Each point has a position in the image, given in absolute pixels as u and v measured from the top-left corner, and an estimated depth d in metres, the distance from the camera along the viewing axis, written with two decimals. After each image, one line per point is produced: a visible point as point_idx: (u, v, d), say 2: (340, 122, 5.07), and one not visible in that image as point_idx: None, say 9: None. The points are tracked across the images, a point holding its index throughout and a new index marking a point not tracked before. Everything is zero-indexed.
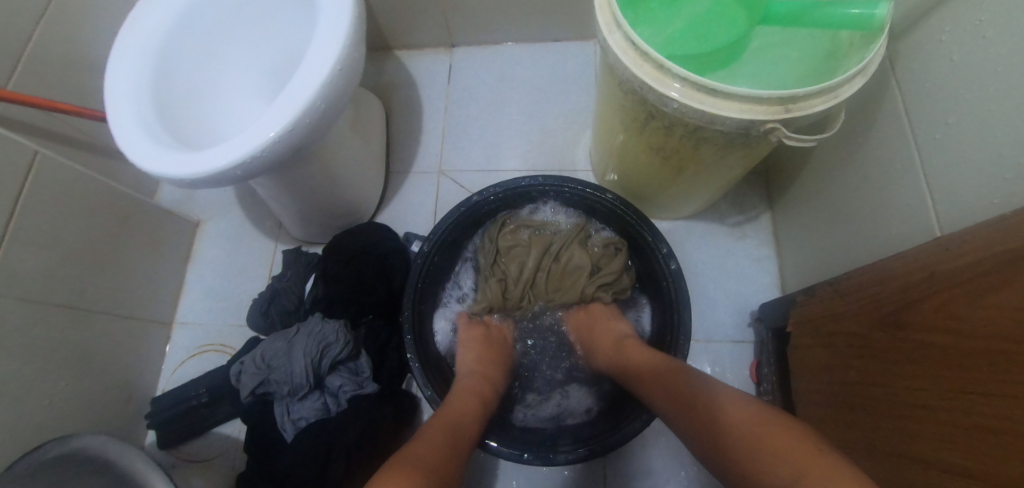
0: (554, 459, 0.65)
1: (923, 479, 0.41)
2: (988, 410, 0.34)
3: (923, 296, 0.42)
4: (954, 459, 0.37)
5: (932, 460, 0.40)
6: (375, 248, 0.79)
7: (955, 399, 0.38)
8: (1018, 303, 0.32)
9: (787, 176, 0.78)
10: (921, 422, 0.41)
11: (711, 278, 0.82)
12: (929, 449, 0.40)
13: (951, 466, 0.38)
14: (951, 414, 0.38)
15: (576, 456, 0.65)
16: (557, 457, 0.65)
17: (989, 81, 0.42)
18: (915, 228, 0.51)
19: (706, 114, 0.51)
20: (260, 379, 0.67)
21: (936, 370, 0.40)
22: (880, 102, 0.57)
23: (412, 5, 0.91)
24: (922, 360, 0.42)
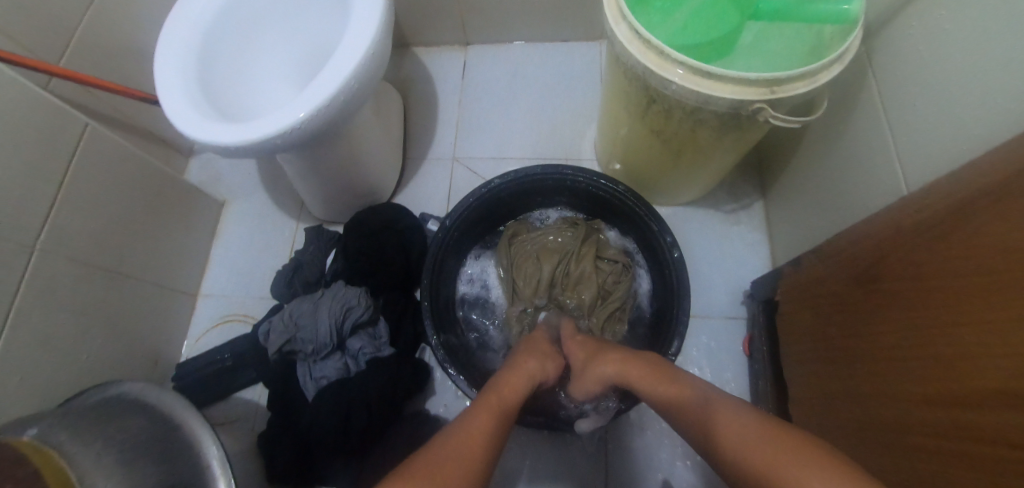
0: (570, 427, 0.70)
1: (900, 411, 0.45)
2: (964, 340, 0.39)
3: (896, 250, 0.48)
4: (923, 390, 0.43)
5: (909, 392, 0.45)
6: (394, 225, 0.84)
7: (927, 335, 0.43)
8: (982, 240, 0.37)
9: (778, 165, 0.84)
10: (897, 361, 0.46)
11: (707, 260, 0.88)
12: (899, 384, 0.46)
13: (926, 394, 0.42)
14: (925, 347, 0.43)
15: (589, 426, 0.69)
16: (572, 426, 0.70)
17: (948, 65, 0.48)
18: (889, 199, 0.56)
19: (701, 95, 0.57)
20: (287, 337, 0.72)
21: (912, 314, 0.45)
22: (859, 91, 0.63)
23: (431, 5, 0.98)
24: (898, 306, 0.47)
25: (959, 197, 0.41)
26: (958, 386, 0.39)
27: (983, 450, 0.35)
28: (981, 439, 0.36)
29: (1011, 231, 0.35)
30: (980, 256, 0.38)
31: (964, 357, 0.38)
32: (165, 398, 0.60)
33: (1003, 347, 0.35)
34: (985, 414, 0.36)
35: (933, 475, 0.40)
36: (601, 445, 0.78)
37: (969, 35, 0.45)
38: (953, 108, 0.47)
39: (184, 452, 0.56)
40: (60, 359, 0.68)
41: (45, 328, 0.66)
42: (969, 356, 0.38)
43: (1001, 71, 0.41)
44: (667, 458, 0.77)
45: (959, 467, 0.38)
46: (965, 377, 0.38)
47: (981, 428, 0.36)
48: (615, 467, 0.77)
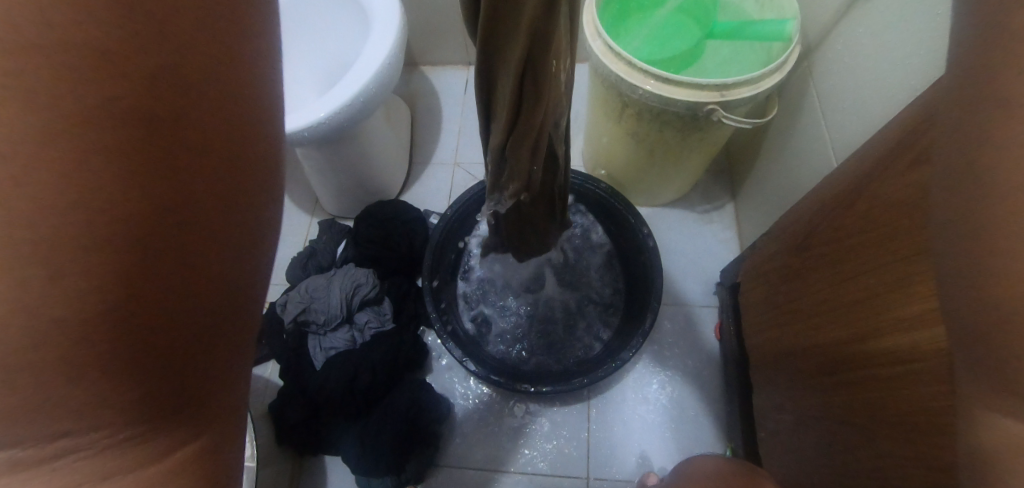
0: (571, 383, 0.76)
1: (833, 355, 0.53)
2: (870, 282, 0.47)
3: (823, 219, 0.57)
4: (847, 333, 0.51)
5: (837, 338, 0.53)
6: (401, 216, 0.94)
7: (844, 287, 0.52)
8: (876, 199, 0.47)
9: (744, 169, 0.95)
10: (828, 312, 0.55)
11: (683, 254, 0.97)
12: (832, 332, 0.54)
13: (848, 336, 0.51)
14: (843, 298, 0.52)
15: (590, 379, 0.75)
16: (574, 382, 0.76)
17: (859, 73, 0.59)
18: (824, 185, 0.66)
19: (663, 98, 0.68)
20: (302, 307, 0.80)
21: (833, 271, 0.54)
22: (802, 98, 0.74)
23: (438, 28, 1.11)
24: (825, 266, 0.56)
25: (862, 169, 0.50)
26: (872, 322, 0.47)
27: (899, 367, 0.43)
28: (892, 360, 0.44)
29: (892, 188, 0.44)
30: (876, 213, 0.46)
31: (872, 298, 0.47)
32: None
33: (897, 282, 0.43)
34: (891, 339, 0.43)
35: (866, 394, 0.48)
36: (584, 419, 0.85)
37: (873, 46, 0.56)
38: (866, 104, 0.57)
39: None
40: None
41: None
42: (875, 295, 0.46)
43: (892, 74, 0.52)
44: (642, 431, 0.84)
45: (886, 389, 0.45)
46: (875, 314, 0.46)
47: (893, 352, 0.43)
48: (595, 438, 0.84)
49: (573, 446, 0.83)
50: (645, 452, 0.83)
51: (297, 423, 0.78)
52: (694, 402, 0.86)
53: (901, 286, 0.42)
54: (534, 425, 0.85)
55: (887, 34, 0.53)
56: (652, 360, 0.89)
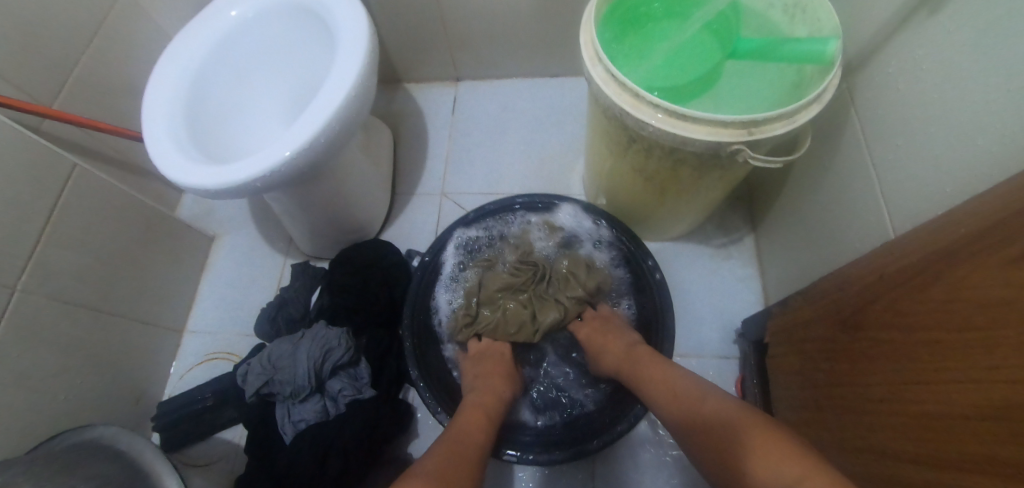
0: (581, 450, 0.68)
1: (887, 472, 0.43)
2: (950, 400, 0.37)
3: (878, 295, 0.47)
4: (914, 451, 0.40)
5: (895, 453, 0.43)
6: (380, 261, 0.84)
7: (906, 391, 0.42)
8: (975, 294, 0.35)
9: (767, 200, 0.84)
10: (883, 416, 0.44)
11: (697, 297, 0.86)
12: (891, 440, 0.43)
13: (913, 456, 0.40)
14: (906, 405, 0.42)
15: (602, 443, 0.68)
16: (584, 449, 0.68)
17: (926, 107, 0.47)
18: (874, 239, 0.55)
19: (678, 137, 0.57)
20: (265, 379, 0.71)
21: (891, 366, 0.44)
22: (842, 127, 0.62)
23: (422, 42, 1.00)
24: (881, 356, 0.45)
25: (941, 243, 0.40)
26: (952, 448, 0.36)
27: None
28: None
29: (994, 281, 0.34)
30: (966, 308, 0.36)
31: (956, 417, 0.36)
32: (136, 443, 0.59)
33: (993, 415, 0.33)
34: (987, 483, 0.33)
35: None
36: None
37: (946, 76, 0.45)
38: (932, 148, 0.46)
39: None
40: (39, 399, 0.67)
41: (23, 368, 0.66)
42: (957, 418, 0.36)
43: (977, 118, 0.41)
44: None
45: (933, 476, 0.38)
46: (961, 440, 0.35)
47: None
48: None
49: None
50: None
51: None
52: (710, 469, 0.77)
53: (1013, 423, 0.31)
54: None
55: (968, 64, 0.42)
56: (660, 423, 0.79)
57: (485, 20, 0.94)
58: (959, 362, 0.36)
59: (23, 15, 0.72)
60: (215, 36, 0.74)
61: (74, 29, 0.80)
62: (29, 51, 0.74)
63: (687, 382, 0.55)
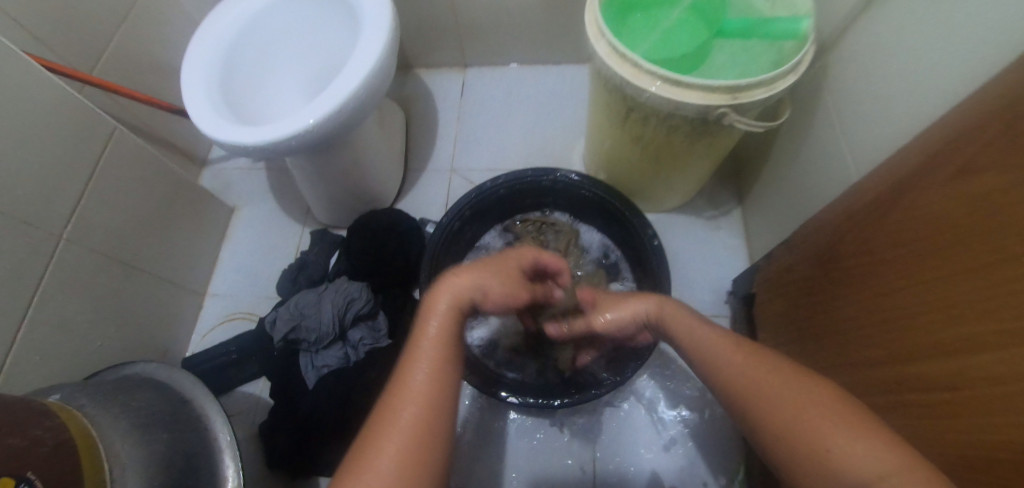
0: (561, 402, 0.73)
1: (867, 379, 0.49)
2: (914, 299, 0.43)
3: (851, 229, 0.53)
4: (886, 354, 0.46)
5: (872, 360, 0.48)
6: (397, 226, 0.90)
7: (880, 303, 0.48)
8: (923, 208, 0.43)
9: (753, 174, 0.91)
10: (861, 331, 0.50)
11: (690, 263, 0.93)
12: (860, 351, 0.50)
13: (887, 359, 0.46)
14: (880, 315, 0.48)
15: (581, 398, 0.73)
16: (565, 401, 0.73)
17: (885, 73, 0.55)
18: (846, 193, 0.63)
19: (672, 102, 0.64)
20: (292, 325, 0.77)
21: (864, 286, 0.50)
22: (817, 100, 0.71)
23: (433, 30, 1.07)
24: (855, 280, 0.52)
25: (894, 178, 0.47)
26: (906, 342, 0.44)
27: (937, 394, 0.40)
28: (930, 385, 0.41)
29: (938, 198, 0.41)
30: (923, 220, 0.43)
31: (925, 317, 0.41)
32: (176, 376, 0.65)
33: (952, 299, 0.39)
34: (936, 360, 0.40)
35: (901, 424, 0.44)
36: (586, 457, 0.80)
37: (903, 44, 0.53)
38: (892, 106, 0.54)
39: (190, 423, 0.60)
40: (78, 343, 0.72)
41: (65, 313, 0.70)
42: (922, 314, 0.42)
43: (924, 76, 0.49)
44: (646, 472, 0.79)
45: (924, 418, 0.41)
46: (916, 333, 0.43)
47: (943, 376, 0.39)
48: (603, 459, 0.80)
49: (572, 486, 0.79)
50: (655, 473, 0.79)
51: (286, 447, 0.75)
52: (704, 437, 0.80)
53: (955, 306, 0.38)
54: (529, 467, 0.80)
55: (920, 31, 0.50)
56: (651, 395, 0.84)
57: (493, 9, 1.01)
58: (920, 265, 0.43)
59: None
60: (247, 14, 0.80)
61: (111, 6, 0.86)
62: (72, 24, 0.79)
63: None
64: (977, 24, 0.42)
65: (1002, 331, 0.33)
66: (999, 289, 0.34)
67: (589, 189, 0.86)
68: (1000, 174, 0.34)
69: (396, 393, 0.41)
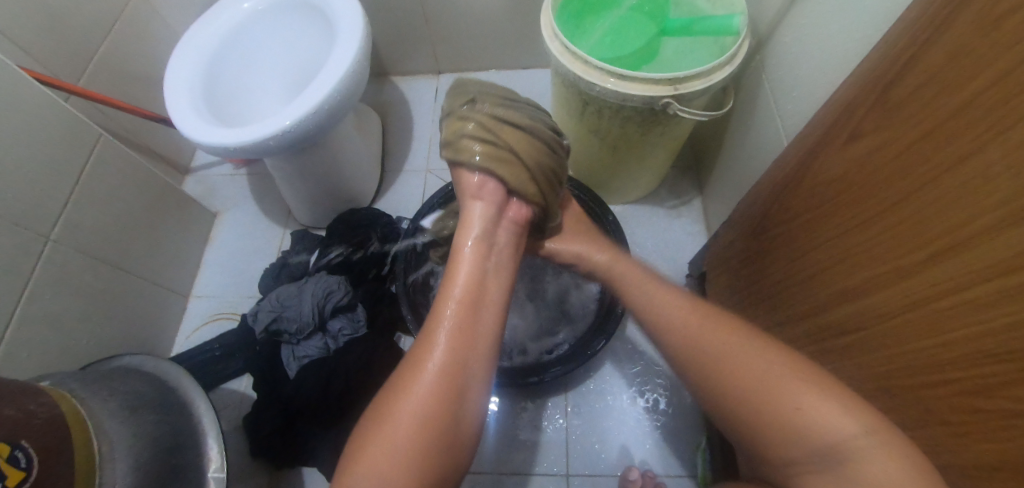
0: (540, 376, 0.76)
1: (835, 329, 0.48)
2: (888, 221, 0.40)
3: (786, 191, 0.57)
4: (866, 286, 0.43)
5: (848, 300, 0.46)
6: (373, 223, 0.94)
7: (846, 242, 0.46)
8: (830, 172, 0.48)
9: (710, 164, 0.98)
10: (815, 282, 0.51)
11: (654, 251, 0.99)
12: (806, 305, 0.53)
13: (868, 297, 0.43)
14: (843, 258, 0.46)
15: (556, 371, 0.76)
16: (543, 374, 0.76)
17: (807, 63, 0.62)
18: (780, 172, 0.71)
19: (620, 94, 0.70)
20: (274, 316, 0.80)
21: (815, 238, 0.51)
22: (758, 91, 0.78)
23: (407, 38, 1.13)
24: (796, 236, 0.54)
25: (803, 151, 0.53)
26: (824, 294, 0.49)
27: (854, 334, 0.45)
28: (845, 328, 0.46)
29: (836, 163, 0.47)
30: (865, 153, 0.43)
31: (911, 229, 0.38)
32: (162, 365, 0.69)
33: (934, 206, 0.35)
34: (849, 304, 0.46)
35: (912, 354, 0.38)
36: (562, 437, 0.84)
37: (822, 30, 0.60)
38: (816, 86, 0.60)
39: (178, 406, 0.64)
40: (66, 339, 0.75)
41: (53, 311, 0.74)
42: (908, 229, 0.38)
43: (837, 63, 0.56)
44: (619, 449, 0.83)
45: (954, 328, 0.34)
46: (830, 283, 0.48)
47: (922, 289, 0.37)
48: (577, 436, 0.84)
49: (550, 466, 0.82)
50: (627, 447, 0.83)
51: (270, 434, 0.78)
52: (672, 411, 0.85)
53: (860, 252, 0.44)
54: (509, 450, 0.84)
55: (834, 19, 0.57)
56: (621, 377, 0.88)
57: (462, 17, 1.07)
58: (881, 187, 0.41)
59: (57, 9, 0.83)
60: (228, 24, 0.85)
61: (96, 21, 0.90)
62: (58, 36, 0.83)
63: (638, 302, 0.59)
64: (868, 12, 0.49)
65: (903, 264, 0.39)
66: (892, 229, 0.40)
67: None
68: (881, 133, 0.41)
69: (417, 364, 0.45)
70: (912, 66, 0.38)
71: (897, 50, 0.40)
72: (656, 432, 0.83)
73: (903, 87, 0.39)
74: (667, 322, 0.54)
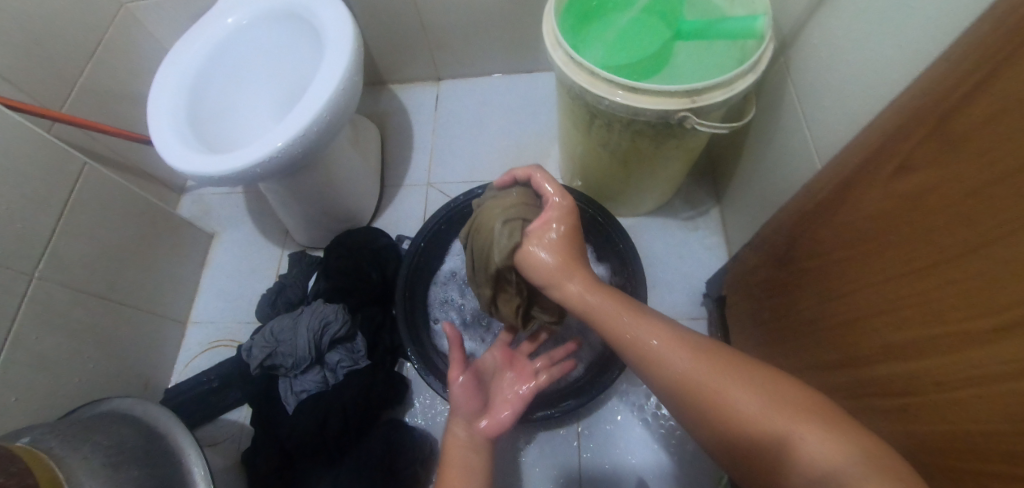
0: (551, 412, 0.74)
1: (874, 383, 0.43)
2: (943, 277, 0.35)
3: (818, 221, 0.51)
4: (913, 347, 0.38)
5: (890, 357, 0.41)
6: (371, 244, 0.90)
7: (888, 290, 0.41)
8: (871, 207, 0.43)
9: (728, 173, 0.92)
10: (851, 330, 0.46)
11: (669, 265, 0.93)
12: (841, 351, 0.48)
13: (916, 360, 0.38)
14: (885, 309, 0.41)
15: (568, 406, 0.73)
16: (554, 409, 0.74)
17: (842, 70, 0.57)
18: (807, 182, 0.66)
19: (631, 108, 0.64)
20: (268, 352, 0.77)
21: (851, 281, 0.45)
22: (784, 97, 0.72)
23: (404, 45, 1.07)
24: (827, 274, 0.49)
25: (841, 177, 0.48)
26: (866, 345, 0.44)
27: (904, 398, 0.40)
28: (890, 389, 0.41)
29: (881, 198, 0.42)
30: (915, 193, 0.38)
31: (969, 292, 0.33)
32: (151, 409, 0.65)
33: (999, 272, 0.30)
34: (898, 365, 0.40)
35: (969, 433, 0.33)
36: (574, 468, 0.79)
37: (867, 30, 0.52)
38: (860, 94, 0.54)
39: (167, 457, 0.61)
40: (56, 379, 0.73)
41: (41, 351, 0.71)
42: (966, 291, 0.33)
43: (880, 72, 0.50)
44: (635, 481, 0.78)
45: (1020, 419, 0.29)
46: (873, 336, 0.43)
47: (983, 364, 0.32)
48: (590, 468, 0.79)
49: None
50: (643, 480, 0.78)
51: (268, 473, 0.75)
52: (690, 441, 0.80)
53: (913, 308, 0.38)
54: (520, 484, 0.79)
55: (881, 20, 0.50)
56: (634, 402, 0.83)
57: (460, 22, 1.01)
58: (934, 236, 0.36)
59: (34, 31, 0.79)
60: (214, 42, 0.81)
61: (78, 40, 0.86)
62: (39, 60, 0.80)
63: None
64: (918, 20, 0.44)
65: (963, 330, 0.34)
66: (955, 287, 0.34)
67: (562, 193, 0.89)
68: (938, 170, 0.35)
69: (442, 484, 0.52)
70: (979, 94, 0.32)
71: (961, 71, 0.34)
72: (674, 464, 0.78)
73: (968, 116, 0.33)
74: (650, 358, 0.49)
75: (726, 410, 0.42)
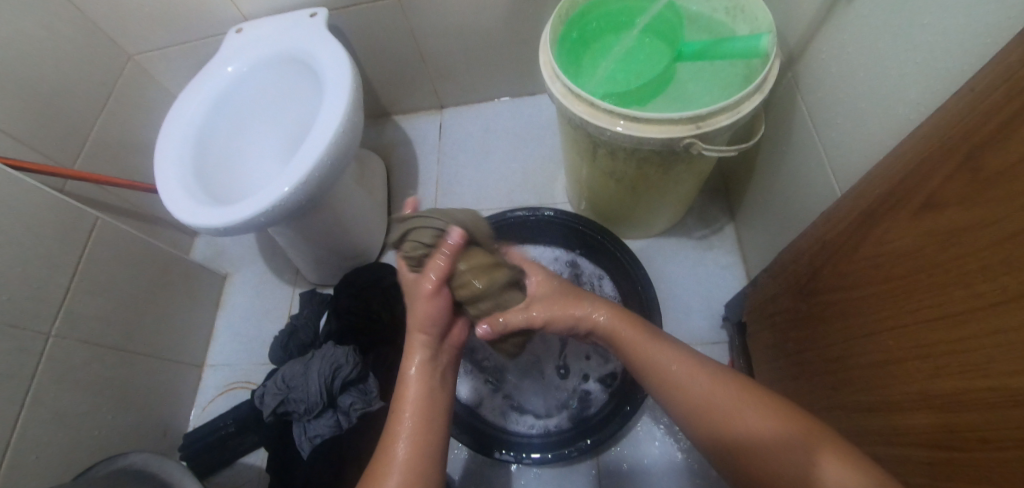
0: (571, 452, 0.73)
1: (906, 430, 0.41)
2: (977, 325, 0.32)
3: (839, 253, 0.49)
4: (949, 395, 0.35)
5: (924, 403, 0.38)
6: (381, 282, 0.90)
7: (917, 333, 0.38)
8: (895, 241, 0.40)
9: (742, 189, 0.89)
10: (883, 371, 0.43)
11: (685, 287, 0.91)
12: (872, 391, 0.45)
13: (955, 411, 0.35)
14: (916, 352, 0.39)
15: (587, 446, 0.73)
16: (573, 450, 0.73)
17: (860, 88, 0.55)
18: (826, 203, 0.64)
19: (635, 138, 0.62)
20: (280, 399, 0.77)
21: (879, 320, 0.43)
22: (795, 115, 0.70)
23: (405, 77, 1.08)
24: (853, 310, 0.47)
25: (865, 206, 0.45)
26: (898, 389, 0.41)
27: (943, 450, 0.37)
28: (928, 438, 0.38)
29: (906, 235, 0.39)
30: (942, 233, 0.35)
31: (1001, 341, 0.30)
32: (168, 466, 0.65)
33: None
34: (936, 416, 0.37)
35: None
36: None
37: (897, 45, 0.49)
38: (893, 112, 0.51)
39: None
40: (76, 435, 0.73)
41: (60, 407, 0.72)
42: (997, 338, 0.31)
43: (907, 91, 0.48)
44: None
45: None
46: (909, 382, 0.40)
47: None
48: None
49: None
50: None
51: None
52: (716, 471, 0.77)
53: (951, 354, 0.35)
54: None
55: (916, 36, 0.47)
56: (654, 427, 0.81)
57: (460, 51, 1.01)
58: (964, 281, 0.33)
59: (46, 92, 0.81)
60: (218, 91, 0.83)
61: (89, 97, 0.88)
62: (51, 120, 0.82)
63: (681, 382, 0.52)
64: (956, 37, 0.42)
65: (999, 384, 0.31)
66: (995, 338, 0.31)
67: (571, 221, 0.88)
68: (967, 208, 0.33)
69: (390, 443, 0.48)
70: (1010, 132, 0.29)
71: (992, 102, 0.31)
72: None
73: (997, 156, 0.30)
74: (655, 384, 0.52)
75: (734, 431, 0.46)
